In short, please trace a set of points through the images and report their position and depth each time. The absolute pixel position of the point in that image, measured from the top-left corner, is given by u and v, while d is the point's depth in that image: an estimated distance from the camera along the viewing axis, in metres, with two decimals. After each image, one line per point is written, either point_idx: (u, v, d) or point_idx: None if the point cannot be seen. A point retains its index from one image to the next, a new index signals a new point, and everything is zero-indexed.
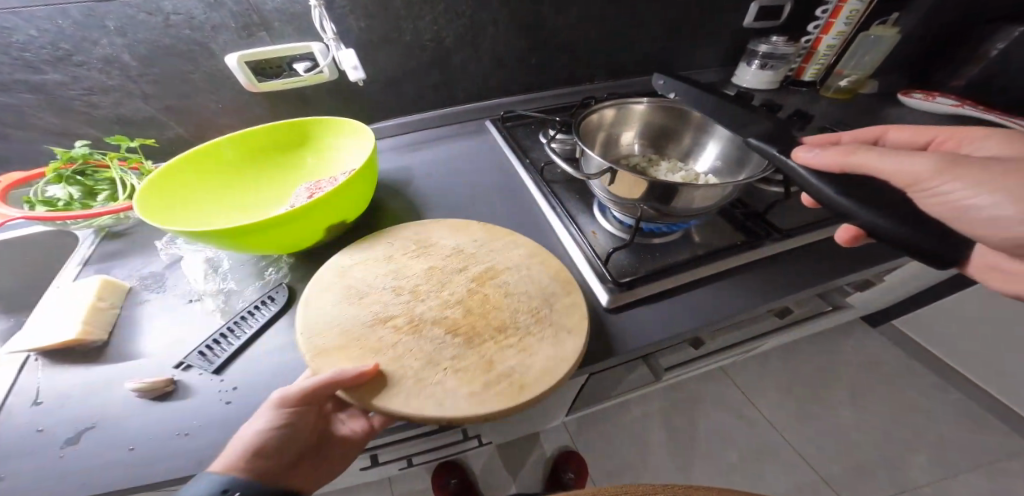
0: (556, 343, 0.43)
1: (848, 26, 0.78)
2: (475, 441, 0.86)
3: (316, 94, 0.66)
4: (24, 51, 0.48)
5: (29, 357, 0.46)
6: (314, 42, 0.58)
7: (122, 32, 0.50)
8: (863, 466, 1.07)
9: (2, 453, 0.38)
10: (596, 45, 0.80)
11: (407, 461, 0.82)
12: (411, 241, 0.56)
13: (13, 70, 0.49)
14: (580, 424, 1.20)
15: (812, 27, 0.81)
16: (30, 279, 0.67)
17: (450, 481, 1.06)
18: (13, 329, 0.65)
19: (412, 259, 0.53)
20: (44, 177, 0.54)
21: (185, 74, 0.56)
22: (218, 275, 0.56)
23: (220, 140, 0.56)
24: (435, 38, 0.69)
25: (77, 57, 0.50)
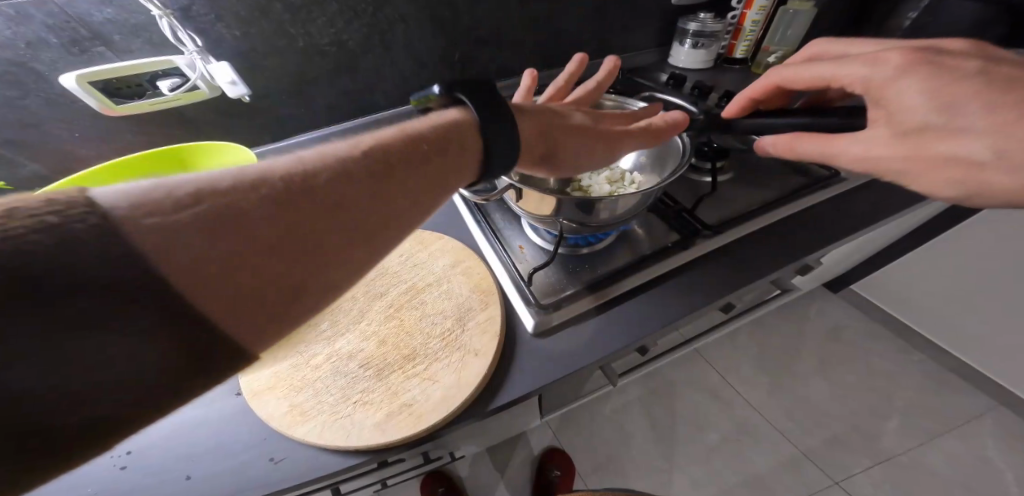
0: (463, 358, 0.42)
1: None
2: (447, 457, 0.81)
3: (197, 112, 0.58)
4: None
5: None
6: (176, 56, 0.51)
7: None
8: (836, 437, 1.10)
9: None
10: (518, 35, 0.74)
11: (381, 483, 0.75)
12: None
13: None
14: (561, 420, 1.17)
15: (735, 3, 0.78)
16: None
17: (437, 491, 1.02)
18: None
19: None
20: None
21: (14, 101, 0.47)
22: None
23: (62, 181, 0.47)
24: (334, 42, 0.62)
25: None
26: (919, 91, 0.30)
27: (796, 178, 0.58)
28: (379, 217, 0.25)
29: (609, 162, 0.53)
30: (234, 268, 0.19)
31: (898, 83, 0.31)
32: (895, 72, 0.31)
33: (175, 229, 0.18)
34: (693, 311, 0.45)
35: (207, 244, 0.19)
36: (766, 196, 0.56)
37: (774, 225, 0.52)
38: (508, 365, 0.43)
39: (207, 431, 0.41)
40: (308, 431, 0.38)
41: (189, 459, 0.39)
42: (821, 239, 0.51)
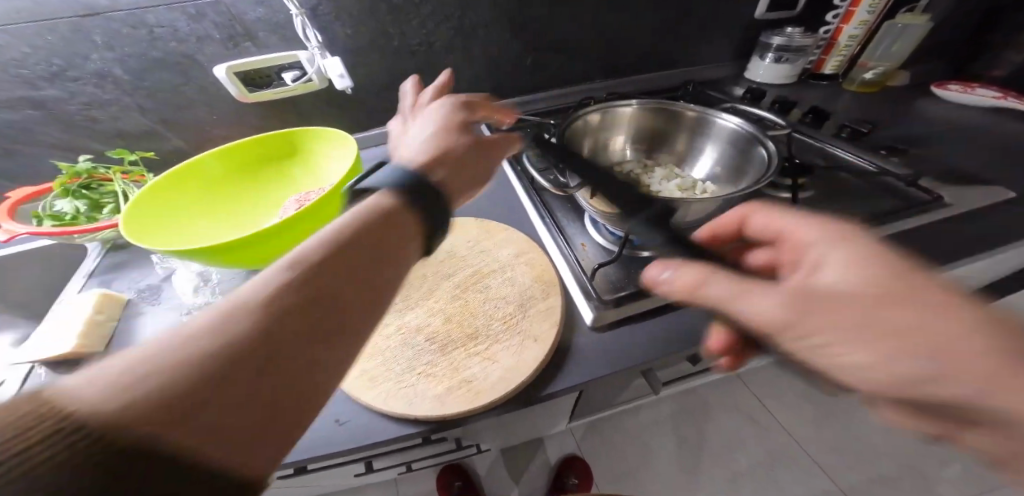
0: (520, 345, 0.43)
1: (871, 14, 0.71)
2: (473, 449, 0.84)
3: (305, 100, 0.67)
4: (21, 69, 0.49)
5: (31, 367, 0.47)
6: (300, 51, 0.59)
7: (110, 46, 0.51)
8: (886, 477, 1.01)
9: None
10: (590, 42, 0.76)
11: (406, 465, 0.79)
12: None
13: (13, 88, 0.51)
14: (586, 428, 1.15)
15: (830, 17, 0.74)
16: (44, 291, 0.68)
17: (454, 482, 1.04)
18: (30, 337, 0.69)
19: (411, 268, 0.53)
20: (51, 192, 0.56)
21: (178, 86, 0.58)
22: (209, 287, 0.54)
23: (204, 154, 0.53)
24: (424, 42, 0.68)
25: (72, 73, 0.51)
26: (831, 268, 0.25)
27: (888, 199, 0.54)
28: (374, 289, 0.25)
29: (681, 171, 0.52)
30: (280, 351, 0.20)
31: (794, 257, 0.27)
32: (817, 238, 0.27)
33: (224, 331, 0.19)
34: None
35: (241, 329, 0.19)
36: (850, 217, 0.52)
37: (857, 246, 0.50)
38: (563, 355, 0.44)
39: None
40: (374, 393, 0.41)
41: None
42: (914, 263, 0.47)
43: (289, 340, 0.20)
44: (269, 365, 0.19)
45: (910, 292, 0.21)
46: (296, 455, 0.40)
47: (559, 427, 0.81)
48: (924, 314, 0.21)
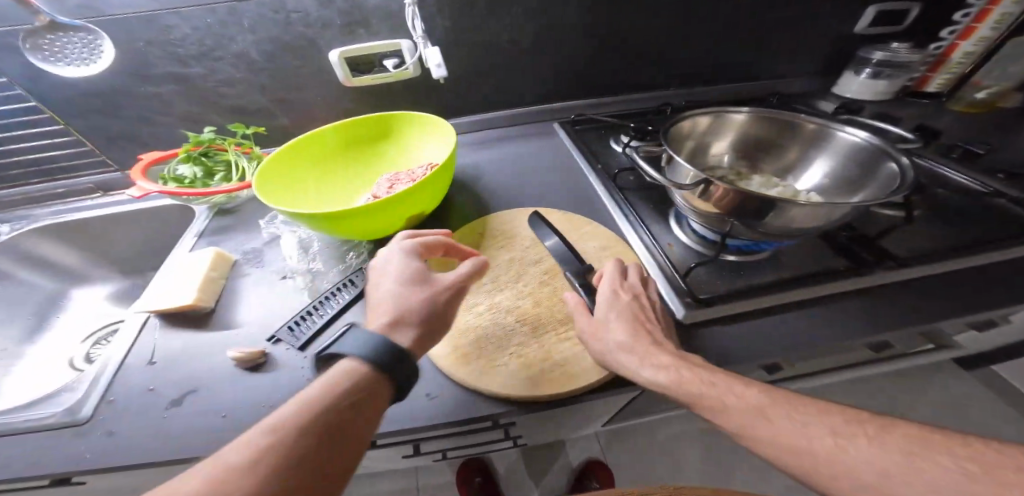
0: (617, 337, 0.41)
1: (994, 31, 0.69)
2: (510, 443, 0.73)
3: (399, 89, 0.73)
4: (177, 48, 0.59)
5: (147, 318, 0.50)
6: (403, 40, 0.65)
7: (252, 29, 0.60)
8: None
9: (118, 403, 0.41)
10: (666, 49, 0.78)
11: (441, 453, 0.74)
12: (495, 233, 0.57)
13: (166, 64, 0.61)
14: (611, 435, 1.08)
15: (945, 33, 0.74)
16: (143, 248, 0.74)
17: (473, 479, 0.98)
18: (127, 290, 0.75)
19: (496, 251, 0.54)
20: (177, 156, 0.65)
21: (296, 68, 0.65)
22: (308, 255, 0.57)
23: (324, 128, 0.59)
24: (512, 38, 0.71)
25: (217, 52, 0.61)
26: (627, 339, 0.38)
27: (1007, 221, 0.50)
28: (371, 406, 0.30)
29: (783, 182, 0.48)
30: (313, 457, 0.26)
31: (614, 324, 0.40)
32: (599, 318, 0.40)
33: (266, 441, 0.26)
34: (867, 336, 0.41)
35: (282, 442, 0.26)
36: (965, 236, 0.49)
37: (976, 265, 0.46)
38: None
39: None
40: (467, 368, 0.41)
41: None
42: None
43: (312, 453, 0.26)
44: (298, 475, 0.25)
45: (707, 387, 0.33)
46: (386, 425, 0.39)
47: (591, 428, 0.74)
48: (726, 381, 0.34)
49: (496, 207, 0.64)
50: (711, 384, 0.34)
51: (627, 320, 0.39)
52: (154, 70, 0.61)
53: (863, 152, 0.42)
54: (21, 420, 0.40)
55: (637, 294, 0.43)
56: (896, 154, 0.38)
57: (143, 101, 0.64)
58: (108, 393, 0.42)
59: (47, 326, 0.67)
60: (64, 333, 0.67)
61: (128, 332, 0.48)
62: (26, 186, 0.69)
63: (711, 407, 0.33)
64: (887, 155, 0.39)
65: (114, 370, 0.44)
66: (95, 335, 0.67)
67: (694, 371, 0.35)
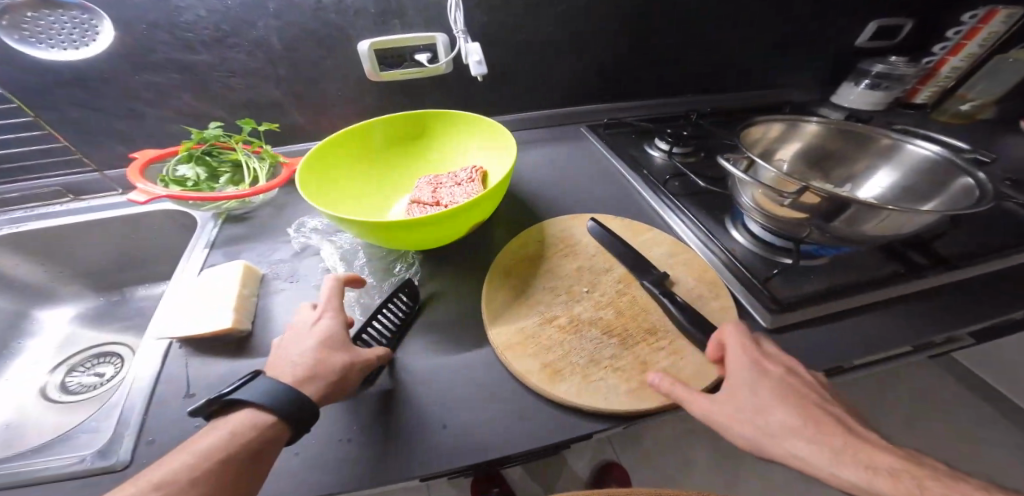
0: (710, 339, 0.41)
1: (979, 49, 0.78)
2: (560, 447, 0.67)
3: (426, 86, 0.69)
4: (187, 32, 0.52)
5: (170, 343, 0.43)
6: (440, 33, 0.62)
7: (278, 15, 0.55)
8: None
9: (160, 443, 0.34)
10: (690, 56, 0.80)
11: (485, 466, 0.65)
12: (558, 241, 0.54)
13: (169, 50, 0.53)
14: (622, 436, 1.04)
15: (937, 48, 0.81)
16: (123, 260, 0.63)
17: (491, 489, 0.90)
18: (101, 309, 0.63)
19: (562, 259, 0.52)
20: (176, 155, 0.56)
21: (321, 60, 0.61)
22: (351, 269, 0.51)
23: (370, 120, 0.53)
24: (546, 38, 0.70)
25: (232, 38, 0.55)
26: (795, 427, 0.32)
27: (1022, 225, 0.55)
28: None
29: (842, 189, 0.50)
30: None
31: (771, 401, 0.33)
32: (752, 395, 0.34)
33: None
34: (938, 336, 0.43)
35: None
36: (994, 241, 0.53)
37: (1012, 266, 0.49)
38: None
39: (458, 376, 0.41)
40: (565, 386, 0.38)
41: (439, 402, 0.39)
42: None
43: None
44: None
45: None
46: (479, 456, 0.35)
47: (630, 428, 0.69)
48: (922, 478, 0.28)
49: (542, 211, 0.62)
50: (928, 489, 0.28)
51: (787, 399, 0.34)
52: (153, 56, 0.53)
53: (932, 165, 0.44)
54: (34, 471, 0.32)
55: (789, 366, 0.37)
56: (974, 169, 0.40)
57: (135, 92, 0.56)
58: (145, 431, 0.35)
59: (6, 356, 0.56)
60: (28, 364, 0.56)
61: (150, 362, 0.41)
62: None
63: None
64: (962, 166, 0.41)
65: (145, 405, 0.37)
66: (72, 362, 0.57)
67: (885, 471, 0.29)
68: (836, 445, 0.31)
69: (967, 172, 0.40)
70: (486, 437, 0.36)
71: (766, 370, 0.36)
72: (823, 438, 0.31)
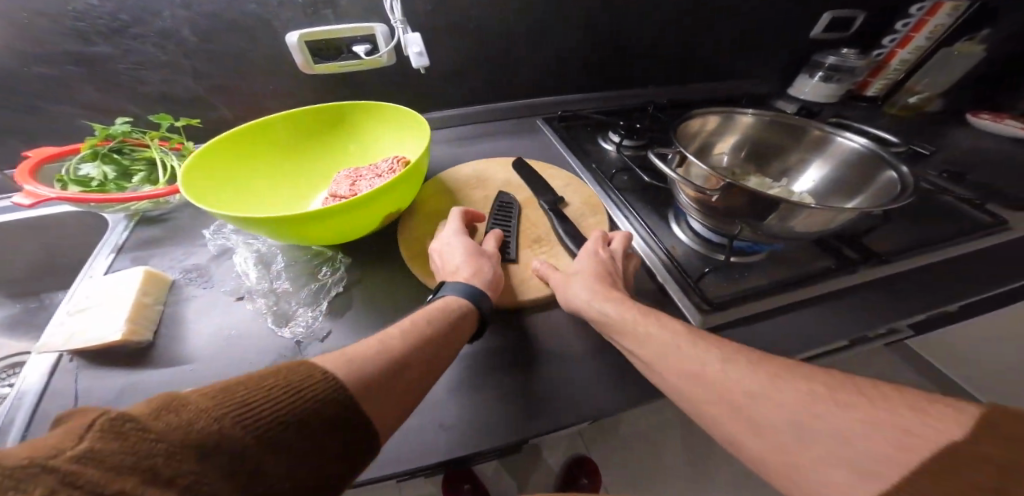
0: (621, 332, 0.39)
1: (926, 41, 0.79)
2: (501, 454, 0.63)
3: (365, 79, 0.65)
4: (80, 21, 0.48)
5: (59, 357, 0.39)
6: (377, 24, 0.59)
7: (187, 4, 0.50)
8: None
9: None
10: (644, 48, 0.78)
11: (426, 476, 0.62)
12: (469, 176, 0.61)
13: (63, 41, 0.49)
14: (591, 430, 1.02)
15: (887, 40, 0.81)
16: (31, 269, 0.59)
17: (462, 487, 0.87)
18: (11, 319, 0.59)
19: (470, 189, 0.59)
20: (79, 153, 0.51)
21: (245, 52, 0.57)
22: (271, 271, 0.48)
23: (274, 115, 0.51)
24: (492, 29, 0.67)
25: (135, 29, 0.50)
26: (586, 286, 0.41)
27: (954, 218, 0.55)
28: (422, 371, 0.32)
29: (778, 183, 0.50)
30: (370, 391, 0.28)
31: (582, 274, 0.43)
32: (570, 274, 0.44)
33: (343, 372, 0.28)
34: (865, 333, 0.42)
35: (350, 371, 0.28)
36: (925, 232, 0.53)
37: (941, 259, 0.49)
38: None
39: None
40: None
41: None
42: (992, 274, 0.48)
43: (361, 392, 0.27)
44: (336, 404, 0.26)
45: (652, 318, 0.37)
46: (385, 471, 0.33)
47: None
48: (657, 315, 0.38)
49: None
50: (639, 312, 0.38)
51: (597, 273, 0.43)
52: (45, 47, 0.49)
53: (862, 158, 0.44)
54: None
55: (613, 256, 0.46)
56: (903, 162, 0.39)
57: (29, 86, 0.51)
58: None
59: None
60: None
61: (36, 375, 0.37)
62: None
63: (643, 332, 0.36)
64: (890, 158, 0.40)
65: (21, 424, 0.34)
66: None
67: (636, 315, 0.37)
68: (609, 294, 0.40)
69: (894, 165, 0.39)
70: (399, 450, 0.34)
71: (588, 256, 0.45)
72: (600, 288, 0.41)
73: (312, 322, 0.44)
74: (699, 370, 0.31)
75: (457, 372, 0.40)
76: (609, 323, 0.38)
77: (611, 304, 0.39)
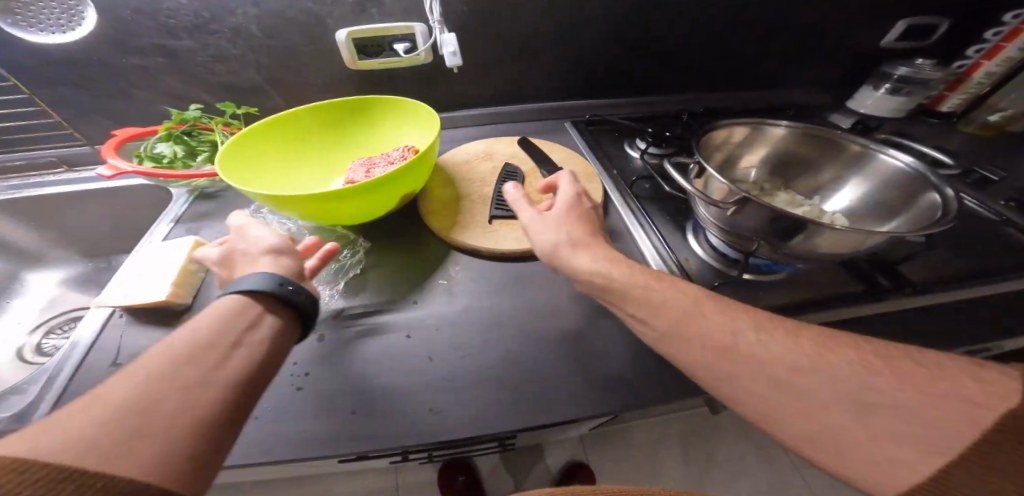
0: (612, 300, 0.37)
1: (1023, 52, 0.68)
2: (496, 449, 0.65)
3: (404, 75, 0.69)
4: (169, 18, 0.55)
5: (111, 312, 0.45)
6: (417, 24, 0.62)
7: (255, 3, 0.56)
8: None
9: None
10: (687, 53, 0.75)
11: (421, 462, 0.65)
12: (479, 151, 0.67)
13: (156, 36, 0.56)
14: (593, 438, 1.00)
15: (971, 51, 0.72)
16: (108, 231, 0.67)
17: (457, 479, 0.89)
18: (85, 273, 0.69)
19: (479, 163, 0.65)
20: (157, 133, 0.58)
21: (300, 47, 0.62)
22: (300, 250, 0.53)
23: (300, 107, 0.55)
24: (529, 31, 0.68)
25: (211, 25, 0.57)
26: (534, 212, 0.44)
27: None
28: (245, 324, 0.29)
29: (809, 201, 0.48)
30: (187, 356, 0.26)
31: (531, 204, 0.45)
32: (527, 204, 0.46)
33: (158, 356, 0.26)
34: None
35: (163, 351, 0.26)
36: (983, 266, 0.48)
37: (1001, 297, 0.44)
38: (668, 370, 0.41)
39: (384, 354, 0.43)
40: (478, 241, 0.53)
41: (361, 387, 0.40)
42: None
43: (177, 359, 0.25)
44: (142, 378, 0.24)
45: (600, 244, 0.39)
46: (385, 445, 0.36)
47: (573, 433, 0.67)
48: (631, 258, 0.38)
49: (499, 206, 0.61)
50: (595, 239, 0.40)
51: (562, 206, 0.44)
52: (141, 40, 0.56)
53: (908, 180, 0.40)
54: None
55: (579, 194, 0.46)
56: (951, 186, 0.35)
57: (125, 73, 0.59)
58: (65, 397, 0.38)
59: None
60: (11, 323, 0.61)
61: (93, 327, 0.44)
62: None
63: (578, 252, 0.39)
64: (936, 182, 0.37)
65: (75, 369, 0.40)
66: (47, 325, 0.62)
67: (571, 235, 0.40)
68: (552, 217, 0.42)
69: (942, 189, 0.36)
70: (395, 429, 0.37)
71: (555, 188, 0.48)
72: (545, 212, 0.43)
73: (329, 300, 0.48)
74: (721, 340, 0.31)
75: (454, 360, 0.42)
76: (557, 246, 0.40)
77: (555, 226, 0.41)
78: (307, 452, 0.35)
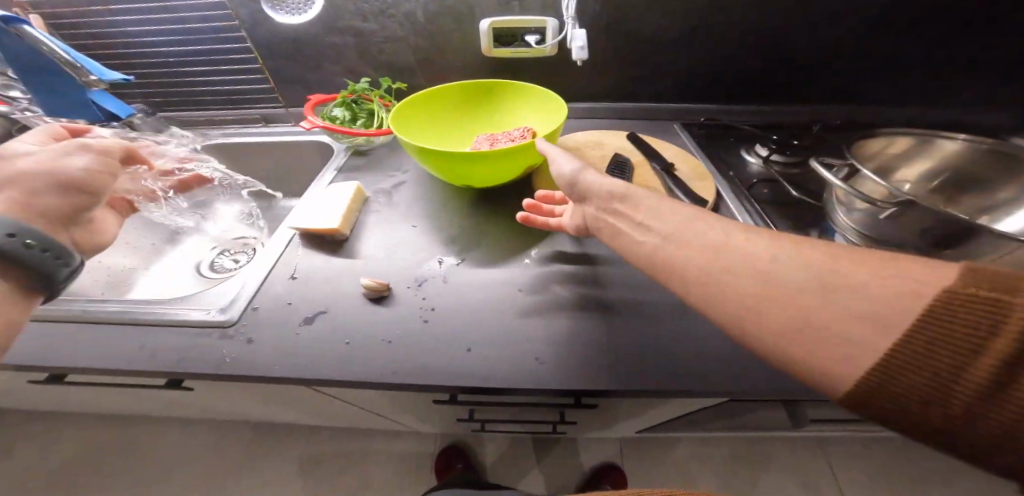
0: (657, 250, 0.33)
1: None
2: (554, 428, 0.67)
3: (532, 65, 0.75)
4: (363, 4, 0.67)
5: (292, 233, 0.58)
6: (551, 18, 0.67)
7: None
8: None
9: (263, 313, 0.47)
10: (826, 60, 0.71)
11: (481, 424, 0.70)
12: (587, 138, 0.71)
13: (351, 20, 0.69)
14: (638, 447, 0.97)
15: None
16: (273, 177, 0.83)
17: (455, 466, 0.91)
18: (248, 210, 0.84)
19: (588, 150, 0.68)
20: (335, 99, 0.72)
21: (451, 32, 0.71)
22: (428, 212, 0.63)
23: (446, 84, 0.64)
24: (658, 30, 0.70)
25: (391, 11, 0.68)
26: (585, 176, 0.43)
27: None
28: None
29: None
30: None
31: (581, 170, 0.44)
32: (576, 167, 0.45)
33: None
34: None
35: None
36: None
37: None
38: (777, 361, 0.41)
39: (498, 304, 0.49)
40: None
41: (479, 338, 0.45)
42: None
43: None
44: None
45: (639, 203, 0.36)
46: (509, 381, 0.41)
47: (630, 430, 0.67)
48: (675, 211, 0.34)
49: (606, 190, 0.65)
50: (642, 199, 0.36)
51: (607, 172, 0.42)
52: (339, 23, 0.70)
53: None
54: (179, 313, 0.46)
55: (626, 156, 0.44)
56: None
57: (319, 49, 0.73)
58: (253, 300, 0.49)
59: (188, 231, 0.78)
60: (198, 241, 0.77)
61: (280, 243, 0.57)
62: (206, 109, 0.81)
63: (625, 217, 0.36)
64: None
65: (264, 278, 0.52)
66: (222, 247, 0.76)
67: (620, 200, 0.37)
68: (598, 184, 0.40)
69: None
70: (519, 369, 0.42)
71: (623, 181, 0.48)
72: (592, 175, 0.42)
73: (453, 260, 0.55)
74: (774, 266, 0.25)
75: (559, 324, 0.46)
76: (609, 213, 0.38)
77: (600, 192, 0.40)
78: (428, 378, 0.41)
